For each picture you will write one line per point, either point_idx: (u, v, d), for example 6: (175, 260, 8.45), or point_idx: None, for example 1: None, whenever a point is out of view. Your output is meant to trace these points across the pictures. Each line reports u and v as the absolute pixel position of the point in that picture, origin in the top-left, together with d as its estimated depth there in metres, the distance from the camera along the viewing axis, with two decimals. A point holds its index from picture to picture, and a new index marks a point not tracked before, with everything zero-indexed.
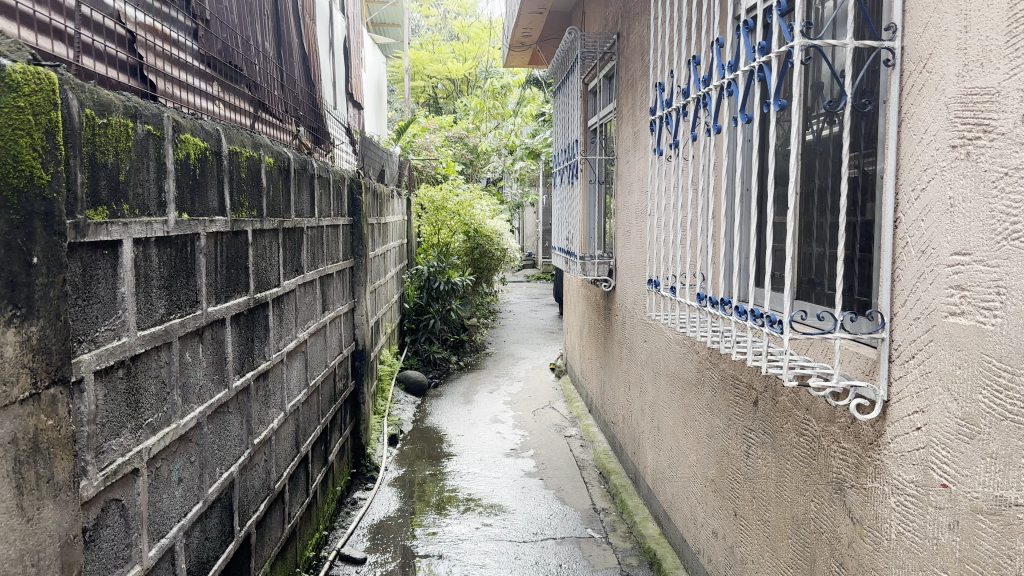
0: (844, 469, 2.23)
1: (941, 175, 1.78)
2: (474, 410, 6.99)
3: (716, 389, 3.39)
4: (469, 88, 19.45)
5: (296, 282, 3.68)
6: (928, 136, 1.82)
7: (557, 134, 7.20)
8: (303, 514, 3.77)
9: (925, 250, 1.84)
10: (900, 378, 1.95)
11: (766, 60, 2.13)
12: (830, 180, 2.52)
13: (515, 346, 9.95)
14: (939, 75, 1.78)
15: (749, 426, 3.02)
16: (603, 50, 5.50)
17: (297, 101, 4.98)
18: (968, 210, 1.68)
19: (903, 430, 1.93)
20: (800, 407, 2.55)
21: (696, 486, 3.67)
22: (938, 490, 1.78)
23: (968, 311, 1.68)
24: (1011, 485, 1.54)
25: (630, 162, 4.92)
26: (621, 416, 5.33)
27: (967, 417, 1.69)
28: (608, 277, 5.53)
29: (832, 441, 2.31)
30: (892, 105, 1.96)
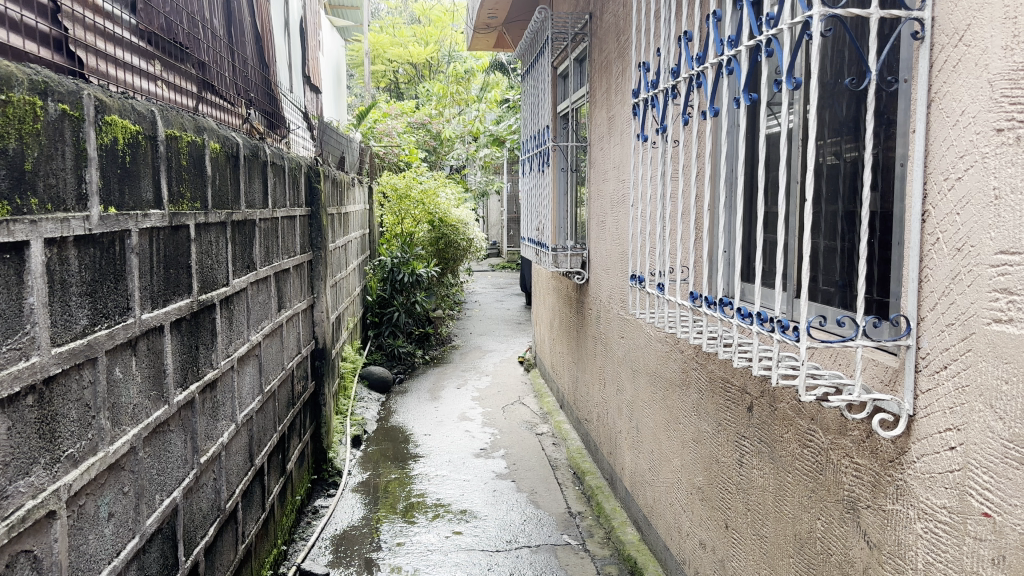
0: (858, 487, 2.03)
1: (982, 163, 1.56)
2: (442, 408, 6.74)
3: (704, 391, 3.19)
4: (431, 74, 19.02)
5: (247, 279, 3.37)
6: (965, 118, 1.60)
7: (526, 121, 6.94)
8: (259, 530, 3.48)
9: (961, 247, 1.62)
10: (928, 391, 1.73)
11: (775, 33, 1.89)
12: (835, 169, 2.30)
13: (482, 338, 9.70)
14: (979, 49, 1.56)
15: (742, 432, 2.81)
16: (574, 31, 5.24)
17: (248, 82, 4.64)
18: (1018, 202, 1.46)
19: (932, 449, 1.72)
20: (802, 416, 2.34)
21: (681, 493, 3.47)
22: (978, 520, 1.57)
23: (1017, 318, 1.47)
24: None
25: (605, 149, 4.68)
26: (596, 414, 5.12)
27: (1015, 439, 1.48)
28: (581, 270, 5.30)
29: (843, 455, 2.10)
30: (920, 83, 1.73)
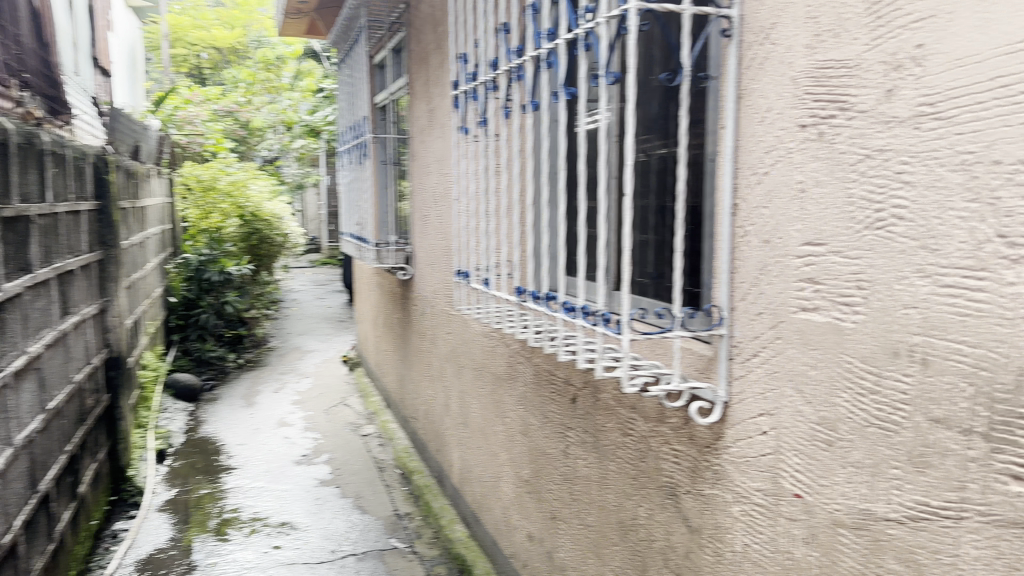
0: (678, 474, 2.08)
1: (788, 158, 1.62)
2: (258, 413, 6.36)
3: (529, 384, 3.19)
4: (239, 60, 17.96)
5: (21, 283, 2.94)
6: (772, 115, 1.67)
7: (342, 111, 6.68)
8: (43, 567, 3.06)
9: (769, 239, 1.69)
10: (741, 378, 1.80)
11: (592, 26, 1.88)
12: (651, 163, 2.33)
13: (301, 338, 9.29)
14: (784, 47, 1.62)
15: (566, 424, 2.83)
16: (390, 20, 5.09)
17: (20, 59, 4.08)
18: (821, 195, 1.53)
19: (746, 435, 1.78)
20: (624, 406, 2.38)
21: (509, 486, 3.46)
22: (791, 501, 1.64)
23: (823, 306, 1.54)
24: (878, 497, 1.40)
25: (425, 142, 4.58)
26: (422, 412, 5.03)
27: (823, 422, 1.54)
28: (404, 265, 5.16)
29: (663, 443, 2.15)
30: (729, 80, 1.78)
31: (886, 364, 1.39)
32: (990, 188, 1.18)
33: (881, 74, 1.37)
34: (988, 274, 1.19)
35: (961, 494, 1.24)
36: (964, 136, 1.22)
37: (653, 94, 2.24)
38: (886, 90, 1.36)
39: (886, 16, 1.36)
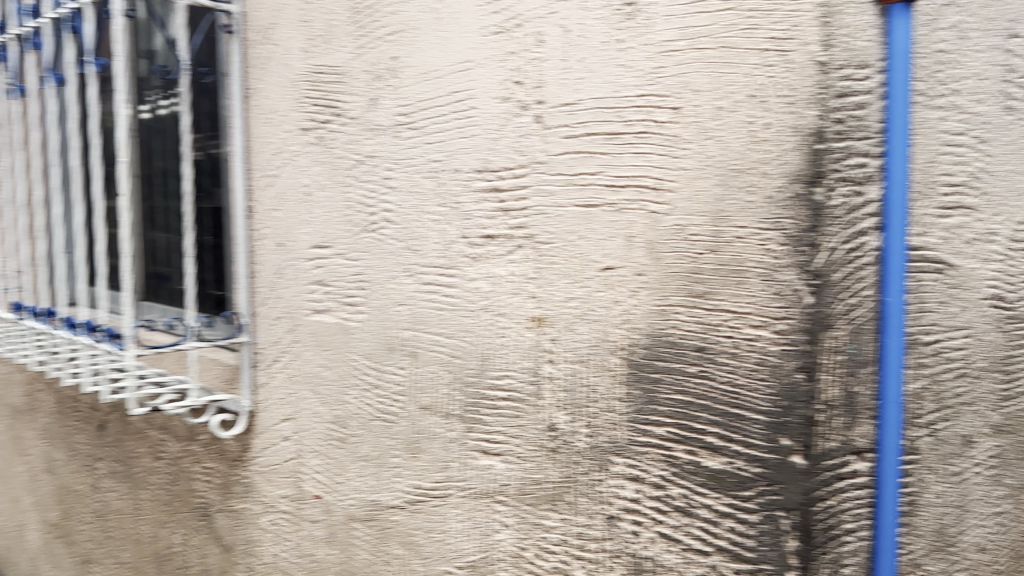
0: (209, 492, 1.96)
1: (293, 160, 1.61)
2: None
3: (50, 414, 2.75)
4: None
5: None
6: (277, 116, 1.64)
7: None
8: None
9: (282, 243, 1.65)
10: (264, 385, 1.75)
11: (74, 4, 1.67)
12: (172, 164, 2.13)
13: None
14: (281, 48, 1.62)
15: (94, 455, 2.50)
16: None
17: None
18: (324, 199, 1.55)
19: (271, 443, 1.74)
20: (153, 427, 2.17)
21: (32, 536, 2.95)
22: (312, 502, 1.64)
23: (332, 307, 1.55)
24: (384, 487, 1.47)
25: None
26: None
27: (336, 420, 1.56)
28: None
29: (194, 461, 2.00)
30: (233, 76, 1.72)
31: (386, 360, 1.45)
32: (451, 194, 1.30)
33: (365, 83, 1.44)
34: (456, 271, 1.31)
35: (445, 473, 1.35)
36: (431, 146, 1.33)
37: (164, 90, 2.08)
38: (370, 99, 1.43)
39: (366, 29, 1.43)
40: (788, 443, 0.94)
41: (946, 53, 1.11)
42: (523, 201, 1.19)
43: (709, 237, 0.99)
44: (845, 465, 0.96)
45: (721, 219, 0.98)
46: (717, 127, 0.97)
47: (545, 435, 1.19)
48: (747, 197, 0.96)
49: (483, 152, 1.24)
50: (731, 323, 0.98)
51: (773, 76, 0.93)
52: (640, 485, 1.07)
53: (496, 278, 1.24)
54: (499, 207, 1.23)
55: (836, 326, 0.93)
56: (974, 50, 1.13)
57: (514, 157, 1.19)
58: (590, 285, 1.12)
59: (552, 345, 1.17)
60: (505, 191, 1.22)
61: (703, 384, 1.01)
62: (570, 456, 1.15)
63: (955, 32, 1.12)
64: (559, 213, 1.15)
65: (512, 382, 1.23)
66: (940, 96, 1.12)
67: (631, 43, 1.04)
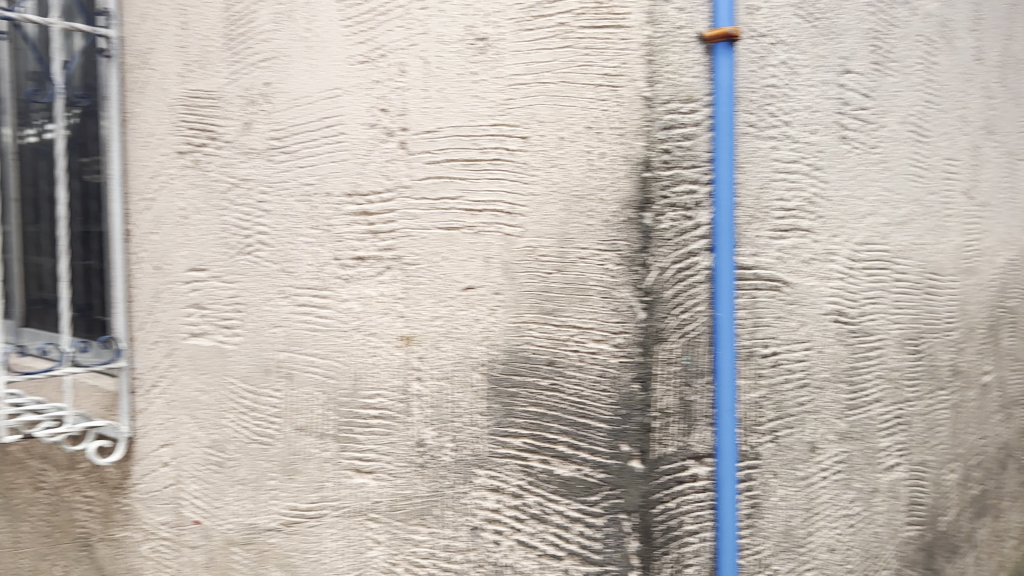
0: (90, 521, 1.91)
1: (169, 184, 1.61)
2: None
3: None
4: None
5: None
6: (154, 139, 1.63)
7: None
8: None
9: (159, 266, 1.65)
10: (144, 411, 1.73)
11: None
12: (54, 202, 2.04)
13: None
14: (160, 73, 1.60)
15: None
16: None
17: None
18: (200, 222, 1.56)
19: (151, 468, 1.73)
20: (28, 459, 2.06)
21: None
22: (191, 528, 1.63)
23: (208, 330, 1.57)
24: (260, 510, 1.48)
25: None
26: None
27: (214, 444, 1.57)
28: None
29: (74, 492, 1.93)
30: (112, 99, 1.69)
31: (261, 383, 1.47)
32: (324, 216, 1.33)
33: (240, 107, 1.45)
34: (330, 292, 1.34)
35: (320, 493, 1.36)
36: (304, 169, 1.35)
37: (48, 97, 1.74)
38: (244, 123, 1.45)
39: (241, 58, 1.43)
40: (627, 448, 1.00)
41: (774, 89, 1.20)
42: (391, 224, 1.24)
43: (555, 256, 1.05)
44: (684, 469, 1.04)
45: (567, 241, 1.04)
46: (560, 155, 1.03)
47: (414, 450, 1.22)
48: (588, 220, 1.02)
49: (352, 177, 1.27)
50: (577, 338, 1.03)
51: (607, 109, 1.00)
52: (500, 495, 1.12)
53: (367, 299, 1.28)
54: (368, 229, 1.27)
55: (669, 339, 1.02)
56: (806, 83, 1.26)
57: (382, 181, 1.24)
58: (453, 304, 1.17)
59: (419, 363, 1.22)
60: (374, 215, 1.26)
61: (554, 397, 1.05)
62: (437, 471, 1.19)
63: (783, 70, 1.21)
64: (423, 235, 1.19)
65: (383, 401, 1.26)
66: (770, 126, 1.21)
67: (483, 75, 1.09)
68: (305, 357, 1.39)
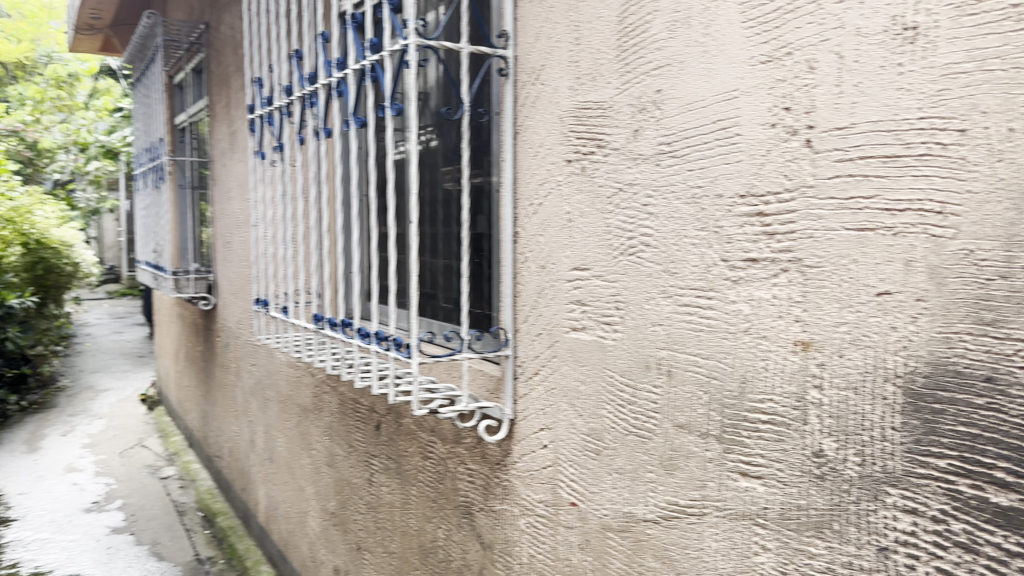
0: (472, 492, 2.12)
1: (557, 190, 1.74)
2: (40, 462, 5.98)
3: (334, 415, 3.09)
4: None
5: None
6: (544, 150, 1.78)
7: (139, 133, 6.39)
8: None
9: (545, 265, 1.80)
10: (524, 396, 1.89)
11: (377, 59, 1.88)
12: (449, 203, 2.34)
13: (93, 377, 9.02)
14: (552, 87, 1.74)
15: (371, 451, 2.76)
16: (189, 41, 4.94)
17: None
18: (585, 225, 1.66)
19: (530, 449, 1.87)
20: (423, 429, 2.38)
21: (315, 521, 3.34)
22: (567, 510, 1.74)
23: (589, 326, 1.66)
24: (638, 500, 1.54)
25: (228, 166, 4.63)
26: (227, 449, 4.91)
27: (592, 433, 1.66)
28: (207, 295, 5.14)
29: (459, 462, 2.17)
30: (507, 116, 1.88)
31: (641, 378, 1.53)
32: (713, 218, 1.35)
33: (629, 115, 1.52)
34: (716, 293, 1.34)
35: (702, 491, 1.39)
36: (694, 172, 1.38)
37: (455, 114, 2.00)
38: (634, 130, 1.52)
39: (633, 67, 1.50)
40: None
41: None
42: (790, 225, 1.20)
43: (1001, 261, 0.94)
44: None
45: (1016, 244, 0.93)
46: (1011, 148, 0.93)
47: (810, 461, 1.18)
48: None
49: (747, 178, 1.27)
50: None
51: None
52: (917, 518, 1.05)
53: (759, 302, 1.26)
54: (762, 231, 1.25)
55: None
56: None
57: (782, 182, 1.21)
58: (862, 310, 1.11)
59: (819, 369, 1.17)
60: (771, 216, 1.24)
61: (994, 417, 0.96)
62: (839, 485, 1.14)
63: None
64: (829, 238, 1.15)
65: (776, 406, 1.24)
66: None
67: (912, 66, 1.03)
68: (689, 357, 1.41)
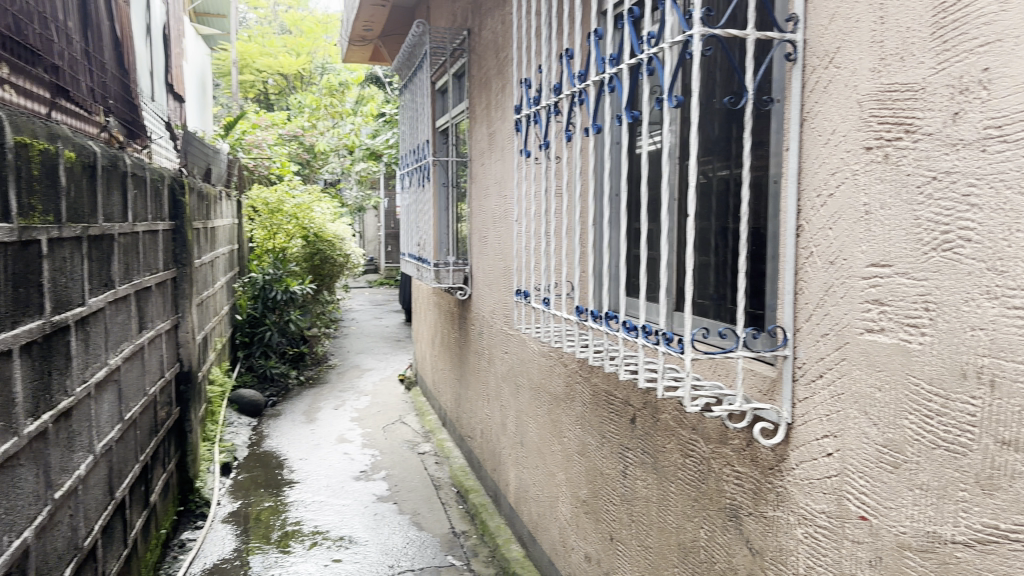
0: (739, 495, 2.05)
1: (853, 180, 1.62)
2: (318, 430, 6.75)
3: (587, 405, 3.14)
4: (303, 86, 19.62)
5: (104, 298, 3.33)
6: (836, 137, 1.67)
7: (404, 135, 6.98)
8: (119, 571, 3.39)
9: (835, 260, 1.68)
10: (805, 400, 1.78)
11: (657, 51, 1.88)
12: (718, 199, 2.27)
13: (359, 357, 10.01)
14: (848, 70, 1.63)
15: (625, 444, 2.77)
16: (452, 46, 5.30)
17: (106, 88, 4.28)
18: (886, 217, 1.53)
19: (810, 456, 1.76)
20: (685, 426, 2.33)
21: (565, 508, 3.43)
22: (856, 523, 1.62)
23: (888, 328, 1.53)
24: (946, 521, 1.40)
25: (485, 164, 4.88)
26: (478, 432, 5.21)
27: (888, 444, 1.53)
28: (463, 285, 5.48)
29: (725, 464, 2.11)
30: (793, 103, 1.80)
31: (954, 387, 1.38)
32: None
33: (947, 97, 1.38)
34: None
35: None
36: None
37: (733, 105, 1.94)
38: (952, 114, 1.37)
39: (953, 43, 1.36)
40: None
41: None
42: None
43: None
44: None
45: None
46: None
47: None
48: None
49: None
50: None
51: None
52: None
53: None
54: None
55: None
56: None
57: None
58: None
59: None
60: None
61: None
62: None
63: None
64: None
65: None
66: None
67: None
68: (1019, 367, 1.25)
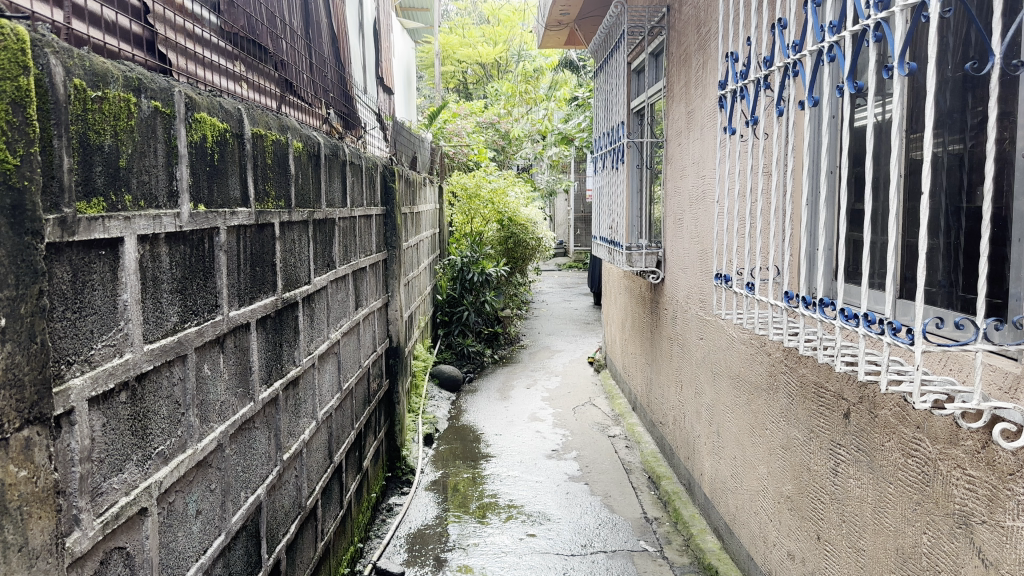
0: (971, 501, 1.85)
1: None
2: (512, 408, 6.97)
3: (793, 396, 2.98)
4: (499, 73, 20.20)
5: (327, 278, 3.64)
6: None
7: (598, 118, 6.97)
8: (337, 527, 3.71)
9: None
10: None
11: (886, 15, 1.72)
12: (950, 176, 2.05)
13: (550, 338, 10.21)
14: None
15: (837, 440, 2.60)
16: (651, 24, 5.20)
17: (327, 82, 4.64)
18: None
19: None
20: (907, 424, 2.15)
21: (766, 502, 3.30)
22: None
23: None
24: None
25: (682, 144, 4.76)
26: (671, 418, 5.13)
27: None
28: (656, 269, 5.39)
29: (955, 466, 1.92)
30: None
31: None
32: None
33: None
34: None
35: None
36: None
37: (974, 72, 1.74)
38: None
39: None
40: None
41: None
42: None
43: None
44: None
45: None
46: None
47: None
48: None
49: None
50: None
51: None
52: None
53: None
54: None
55: None
56: None
57: None
58: None
59: None
60: None
61: None
62: None
63: None
64: None
65: None
66: None
67: None
68: None
